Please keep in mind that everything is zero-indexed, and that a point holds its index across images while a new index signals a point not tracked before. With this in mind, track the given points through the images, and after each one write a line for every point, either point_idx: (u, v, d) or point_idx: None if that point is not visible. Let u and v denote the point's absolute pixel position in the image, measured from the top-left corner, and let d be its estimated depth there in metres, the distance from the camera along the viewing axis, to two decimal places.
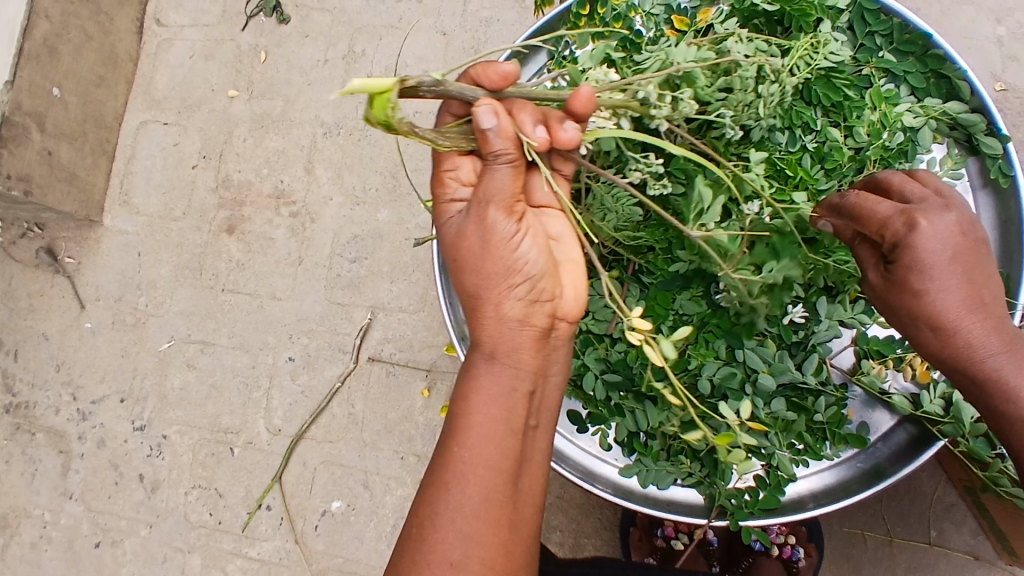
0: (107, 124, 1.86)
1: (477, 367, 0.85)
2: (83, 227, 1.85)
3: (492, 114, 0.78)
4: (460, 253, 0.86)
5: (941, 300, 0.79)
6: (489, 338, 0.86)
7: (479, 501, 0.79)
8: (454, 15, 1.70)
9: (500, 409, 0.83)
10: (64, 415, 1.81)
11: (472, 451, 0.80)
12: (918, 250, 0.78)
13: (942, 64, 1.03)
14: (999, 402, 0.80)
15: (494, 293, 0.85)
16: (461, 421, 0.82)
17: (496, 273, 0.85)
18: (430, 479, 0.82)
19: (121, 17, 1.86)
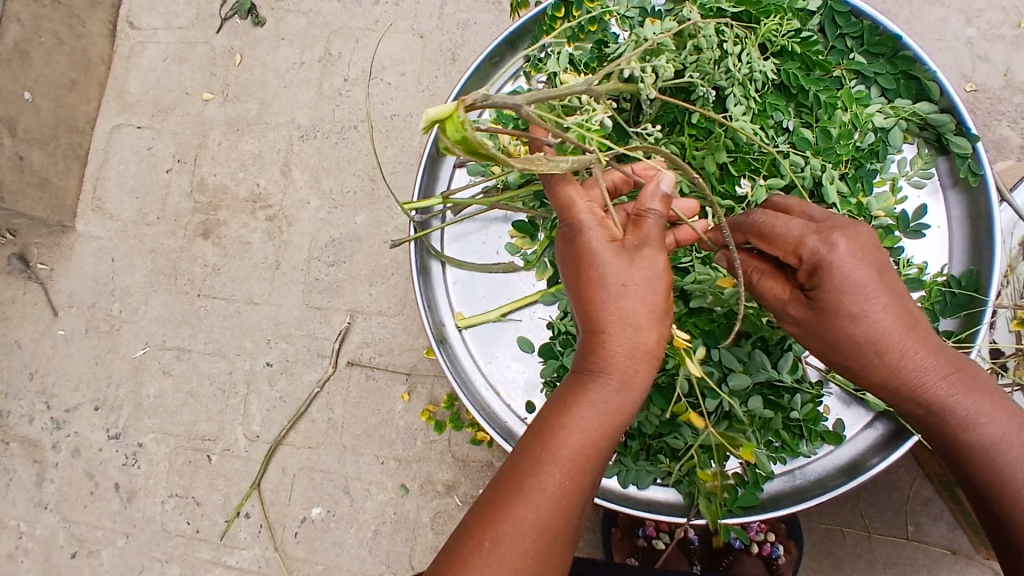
0: (80, 128, 1.83)
1: (601, 394, 0.78)
2: (56, 233, 1.82)
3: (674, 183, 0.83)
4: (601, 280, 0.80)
5: (876, 323, 0.81)
6: (622, 371, 0.79)
7: (556, 522, 0.75)
8: (431, 17, 1.70)
9: (603, 433, 0.78)
10: (38, 424, 1.78)
11: (564, 470, 0.76)
12: (844, 273, 0.80)
13: (912, 65, 1.04)
14: (954, 422, 0.82)
15: (637, 326, 0.79)
16: (566, 445, 0.77)
17: (649, 314, 0.79)
18: (508, 485, 0.77)
19: (93, 21, 1.83)
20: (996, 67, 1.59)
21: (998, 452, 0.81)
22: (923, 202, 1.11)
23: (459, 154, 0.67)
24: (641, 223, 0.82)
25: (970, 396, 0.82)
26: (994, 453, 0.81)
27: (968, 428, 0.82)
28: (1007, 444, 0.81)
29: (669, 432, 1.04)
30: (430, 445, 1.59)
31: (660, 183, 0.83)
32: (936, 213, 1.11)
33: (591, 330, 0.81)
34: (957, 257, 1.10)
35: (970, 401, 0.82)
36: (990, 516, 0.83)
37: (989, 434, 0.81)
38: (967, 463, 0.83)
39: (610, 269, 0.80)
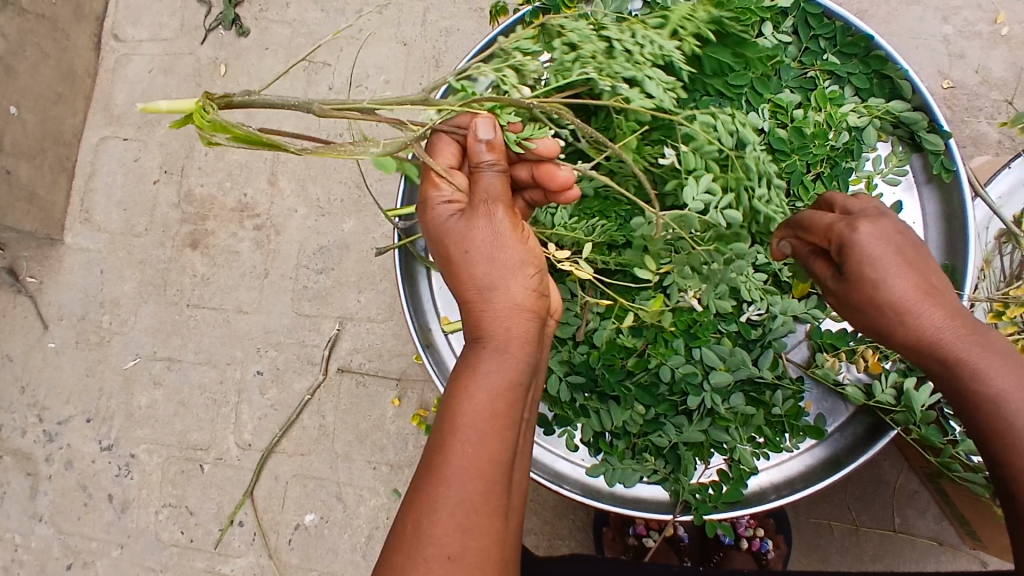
0: (66, 141, 1.83)
1: (487, 359, 0.80)
2: (45, 245, 1.82)
3: (492, 127, 0.84)
4: (464, 249, 0.86)
5: (895, 288, 0.78)
6: (497, 332, 0.82)
7: (479, 491, 0.74)
8: (414, 24, 1.72)
9: (498, 396, 0.78)
10: (30, 437, 1.78)
11: (472, 440, 0.75)
12: (866, 243, 0.79)
13: (884, 64, 1.06)
14: (970, 381, 0.77)
15: (494, 279, 0.85)
16: (468, 413, 0.76)
17: (498, 271, 0.85)
18: (428, 467, 0.76)
19: (78, 34, 1.84)
20: (972, 64, 1.61)
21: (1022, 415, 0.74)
22: (899, 198, 1.13)
23: (220, 142, 0.80)
24: (476, 179, 0.85)
25: (1001, 361, 0.76)
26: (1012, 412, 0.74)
27: (986, 387, 0.76)
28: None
29: (654, 430, 1.06)
30: (421, 449, 1.59)
31: (478, 133, 0.84)
32: (911, 210, 1.13)
33: (465, 306, 0.86)
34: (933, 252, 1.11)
35: (990, 363, 0.76)
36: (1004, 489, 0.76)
37: (997, 389, 0.75)
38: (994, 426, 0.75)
39: (460, 231, 0.86)
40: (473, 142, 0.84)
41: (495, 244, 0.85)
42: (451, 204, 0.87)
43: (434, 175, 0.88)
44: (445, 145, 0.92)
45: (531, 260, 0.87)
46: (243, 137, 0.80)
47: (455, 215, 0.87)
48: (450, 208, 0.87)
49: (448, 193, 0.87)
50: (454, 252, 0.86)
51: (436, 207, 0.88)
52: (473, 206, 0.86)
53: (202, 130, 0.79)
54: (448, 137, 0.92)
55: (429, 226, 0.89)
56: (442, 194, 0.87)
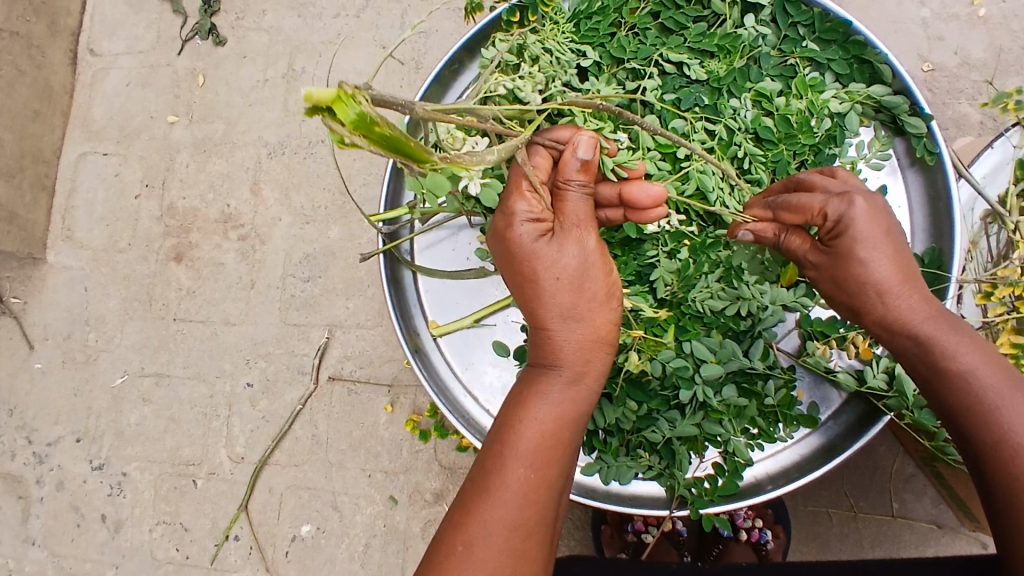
0: (45, 158, 1.81)
1: (556, 387, 0.80)
2: (26, 265, 1.80)
3: (593, 146, 0.82)
4: (550, 274, 0.81)
5: (878, 269, 0.82)
6: (575, 363, 0.81)
7: (533, 520, 0.74)
8: (393, 27, 1.71)
9: (562, 427, 0.78)
10: (21, 459, 1.76)
11: (529, 465, 0.75)
12: (858, 221, 0.83)
13: (864, 49, 1.06)
14: (941, 355, 0.79)
15: (584, 311, 0.82)
16: (528, 437, 0.77)
17: (575, 294, 0.81)
18: (478, 487, 0.75)
19: (52, 49, 1.81)
20: (952, 46, 1.61)
21: (974, 380, 0.77)
22: (883, 182, 1.12)
23: (358, 142, 0.64)
24: (565, 198, 0.83)
25: (973, 344, 0.79)
26: (968, 379, 0.77)
27: (948, 358, 0.79)
28: (986, 374, 0.77)
29: (648, 426, 1.04)
30: (416, 455, 1.58)
31: (576, 151, 0.82)
32: (896, 193, 1.13)
33: (535, 330, 0.83)
34: (919, 235, 1.11)
35: (960, 343, 0.79)
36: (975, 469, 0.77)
37: (965, 363, 0.78)
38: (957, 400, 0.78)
39: (545, 252, 0.82)
40: (569, 157, 0.82)
41: (579, 265, 0.82)
42: (534, 220, 0.82)
43: (523, 186, 0.83)
44: (540, 158, 0.87)
45: (615, 292, 0.84)
46: (380, 139, 0.65)
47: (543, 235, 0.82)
48: (527, 216, 0.81)
49: (533, 209, 0.82)
50: (529, 268, 0.82)
51: (520, 224, 0.81)
52: (560, 228, 0.83)
53: (339, 124, 0.63)
54: (542, 150, 0.88)
55: (500, 236, 0.83)
56: (524, 207, 0.81)
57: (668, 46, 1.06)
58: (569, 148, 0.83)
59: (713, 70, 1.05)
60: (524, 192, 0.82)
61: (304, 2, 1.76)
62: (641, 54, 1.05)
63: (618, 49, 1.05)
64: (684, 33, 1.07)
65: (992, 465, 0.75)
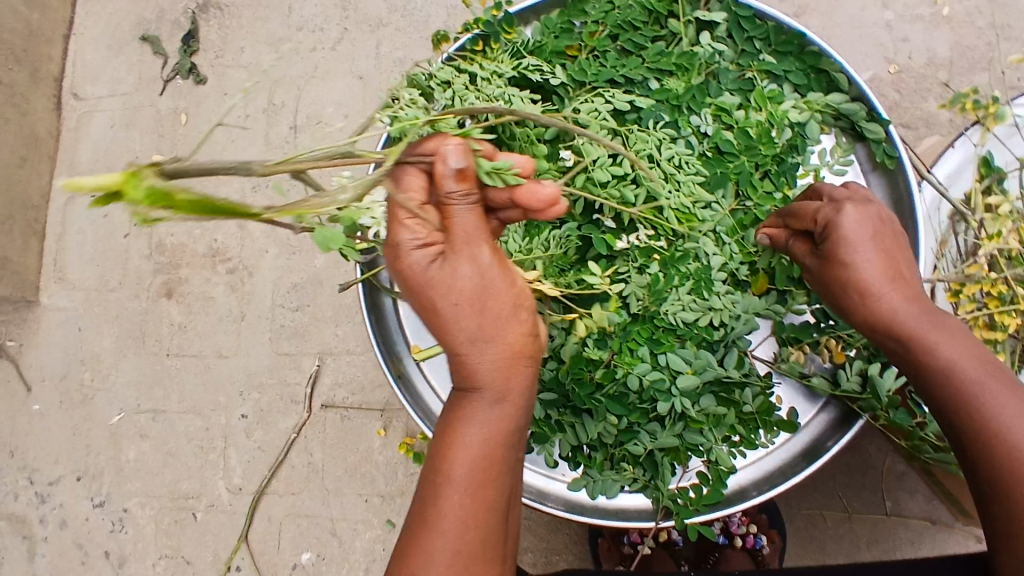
0: (34, 203, 1.85)
1: (479, 408, 0.80)
2: (21, 308, 1.83)
3: (461, 154, 0.77)
4: (450, 298, 0.79)
5: (861, 270, 0.87)
6: (495, 382, 0.80)
7: (478, 542, 0.77)
8: (369, 58, 1.75)
9: (490, 445, 0.79)
10: (22, 500, 1.77)
11: (463, 492, 0.77)
12: (845, 226, 0.89)
13: (819, 59, 1.09)
14: (921, 349, 0.83)
15: (497, 329, 0.80)
16: (459, 464, 0.78)
17: (477, 311, 0.79)
18: (420, 517, 0.78)
19: (37, 96, 1.85)
20: (917, 47, 1.64)
21: (957, 372, 0.80)
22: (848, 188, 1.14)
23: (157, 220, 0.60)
24: (449, 215, 0.78)
25: (955, 337, 0.83)
26: (950, 371, 0.81)
27: (929, 351, 0.82)
28: (966, 367, 0.80)
29: (630, 439, 1.07)
30: (411, 477, 1.60)
31: (446, 162, 0.77)
32: None
33: (450, 355, 0.82)
34: None
35: (940, 335, 0.83)
36: (963, 456, 0.80)
37: (945, 357, 0.81)
38: (943, 389, 0.81)
39: (442, 278, 0.79)
40: (442, 173, 0.77)
41: (478, 280, 0.79)
42: (424, 246, 0.79)
43: (402, 215, 0.78)
44: (413, 178, 0.79)
45: (520, 300, 0.82)
46: (189, 206, 0.59)
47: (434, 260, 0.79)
48: (418, 243, 0.79)
49: (419, 235, 0.79)
50: (428, 293, 0.80)
51: (410, 253, 0.79)
52: (450, 249, 0.79)
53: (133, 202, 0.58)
54: (413, 168, 0.80)
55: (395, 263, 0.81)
56: (410, 236, 0.78)
57: (629, 66, 1.09)
58: (439, 163, 0.77)
59: (673, 87, 1.08)
60: (405, 219, 0.79)
61: (281, 38, 1.80)
62: (602, 74, 1.08)
63: (579, 71, 1.08)
64: (643, 52, 1.10)
65: (975, 452, 0.78)
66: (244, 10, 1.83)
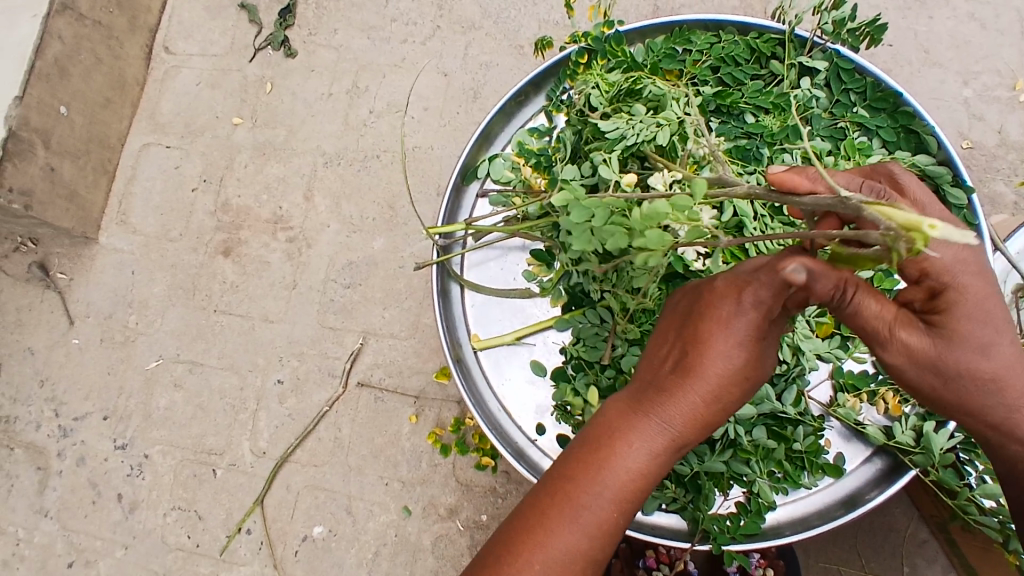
0: (110, 144, 1.90)
1: (657, 436, 0.81)
2: (78, 244, 1.87)
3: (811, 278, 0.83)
4: (727, 368, 0.81)
5: (992, 360, 0.82)
6: (689, 437, 0.82)
7: (597, 549, 0.79)
8: (456, 57, 1.80)
9: (649, 473, 0.82)
10: (45, 431, 1.80)
11: (610, 500, 0.80)
12: (960, 306, 0.81)
13: (912, 120, 1.11)
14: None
15: (725, 404, 0.83)
16: (616, 477, 0.80)
17: (738, 394, 0.82)
18: (558, 497, 0.80)
19: (131, 43, 1.91)
20: (992, 127, 1.67)
21: None
22: None
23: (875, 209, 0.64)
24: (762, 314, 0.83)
25: None
26: None
27: None
28: None
29: (676, 459, 1.07)
30: (434, 468, 1.61)
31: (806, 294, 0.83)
32: None
33: (665, 383, 0.83)
34: None
35: None
36: None
37: None
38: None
39: (725, 342, 0.81)
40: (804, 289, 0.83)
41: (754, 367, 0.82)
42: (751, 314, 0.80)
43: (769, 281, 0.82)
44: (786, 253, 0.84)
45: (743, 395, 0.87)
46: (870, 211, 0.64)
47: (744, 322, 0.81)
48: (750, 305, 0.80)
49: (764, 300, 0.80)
50: (712, 336, 0.81)
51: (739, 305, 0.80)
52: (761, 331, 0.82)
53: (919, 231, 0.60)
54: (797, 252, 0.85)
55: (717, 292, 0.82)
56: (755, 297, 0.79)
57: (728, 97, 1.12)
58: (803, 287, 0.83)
59: (768, 125, 1.12)
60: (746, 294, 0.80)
61: (374, 25, 1.86)
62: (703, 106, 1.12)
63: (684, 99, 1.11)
64: (742, 88, 1.14)
65: None
66: None
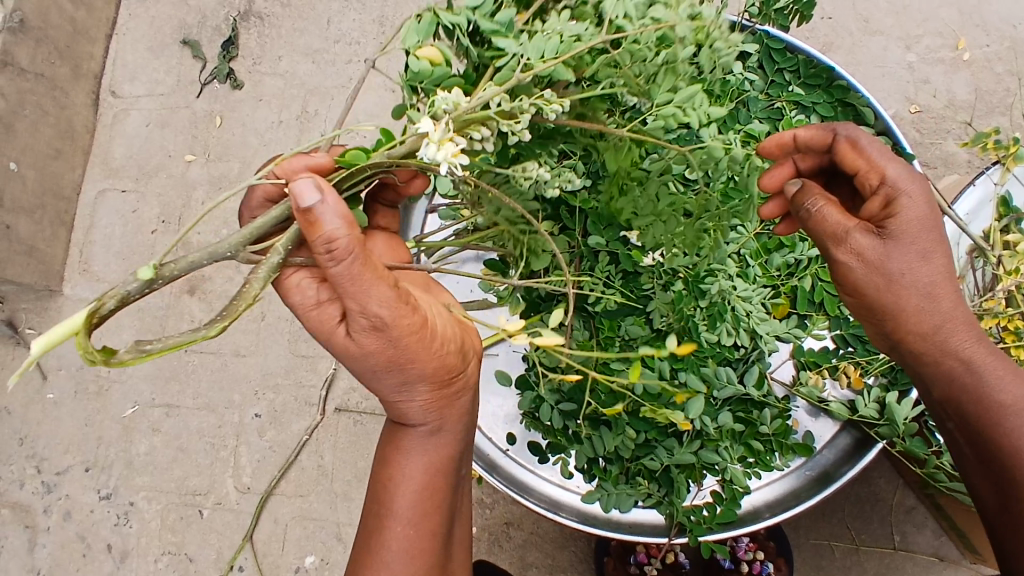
0: (65, 195, 1.88)
1: (415, 443, 0.91)
2: (43, 297, 1.85)
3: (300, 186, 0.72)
4: (373, 365, 0.82)
5: (930, 267, 0.83)
6: (427, 421, 0.89)
7: (413, 553, 0.89)
8: (402, 72, 1.80)
9: (427, 474, 0.91)
10: (29, 489, 1.78)
11: (400, 516, 0.90)
12: (911, 214, 0.82)
13: (846, 93, 1.13)
14: (980, 381, 0.86)
15: (413, 379, 0.83)
16: (401, 496, 0.90)
17: (410, 371, 0.82)
18: (375, 522, 0.91)
19: (76, 91, 1.89)
20: (939, 88, 1.68)
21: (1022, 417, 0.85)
22: None
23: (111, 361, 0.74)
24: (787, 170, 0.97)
25: (997, 361, 0.87)
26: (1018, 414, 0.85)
27: (993, 388, 0.86)
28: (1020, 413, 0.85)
29: (647, 454, 1.08)
30: None
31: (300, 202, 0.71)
32: None
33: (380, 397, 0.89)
34: None
35: (990, 363, 0.86)
36: (995, 490, 0.87)
37: (1005, 395, 0.86)
38: (996, 427, 0.86)
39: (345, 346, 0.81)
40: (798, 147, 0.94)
41: (386, 345, 0.79)
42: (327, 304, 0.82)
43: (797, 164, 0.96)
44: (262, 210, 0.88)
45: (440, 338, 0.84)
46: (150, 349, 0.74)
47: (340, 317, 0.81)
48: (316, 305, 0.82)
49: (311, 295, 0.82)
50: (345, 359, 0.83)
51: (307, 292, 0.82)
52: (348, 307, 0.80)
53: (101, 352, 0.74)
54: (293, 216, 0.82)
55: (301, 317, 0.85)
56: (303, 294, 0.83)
57: None
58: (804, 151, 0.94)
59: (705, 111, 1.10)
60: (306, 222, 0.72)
61: (318, 49, 1.86)
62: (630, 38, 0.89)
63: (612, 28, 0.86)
64: None
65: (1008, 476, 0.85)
66: (283, 21, 1.88)
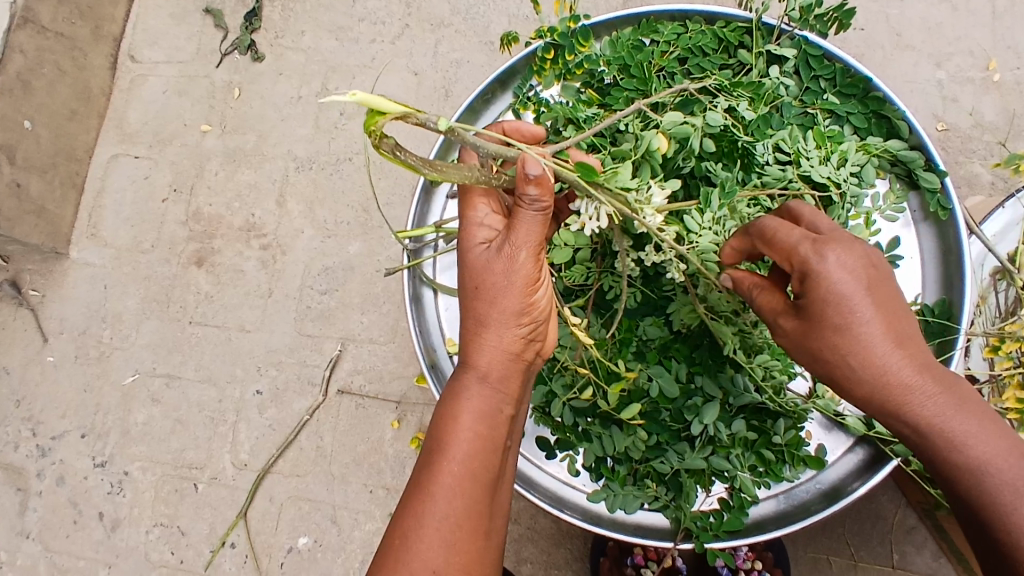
0: (78, 157, 1.86)
1: (473, 390, 0.90)
2: (49, 259, 1.83)
3: (540, 165, 0.84)
4: (476, 284, 0.92)
5: (858, 333, 0.76)
6: (481, 363, 0.91)
7: (465, 510, 0.83)
8: (426, 55, 1.77)
9: (486, 424, 0.89)
10: (23, 451, 1.76)
11: (460, 463, 0.85)
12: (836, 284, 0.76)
13: (882, 105, 1.07)
14: (940, 443, 0.74)
15: (498, 325, 0.92)
16: (456, 447, 0.86)
17: (509, 316, 0.91)
18: (419, 479, 0.85)
19: (95, 53, 1.87)
20: (967, 107, 1.66)
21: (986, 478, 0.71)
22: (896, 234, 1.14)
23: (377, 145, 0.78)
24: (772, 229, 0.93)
25: (968, 415, 0.74)
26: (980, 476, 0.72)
27: (954, 448, 0.73)
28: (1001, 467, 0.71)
29: (657, 457, 1.06)
30: None
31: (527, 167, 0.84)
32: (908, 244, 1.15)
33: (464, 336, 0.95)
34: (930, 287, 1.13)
35: (957, 418, 0.74)
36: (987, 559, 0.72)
37: (974, 455, 0.72)
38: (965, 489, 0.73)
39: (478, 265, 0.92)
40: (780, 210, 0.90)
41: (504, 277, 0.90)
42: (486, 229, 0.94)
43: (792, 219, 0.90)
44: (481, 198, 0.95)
45: (529, 309, 0.93)
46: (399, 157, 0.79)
47: (485, 246, 0.93)
48: (482, 239, 0.94)
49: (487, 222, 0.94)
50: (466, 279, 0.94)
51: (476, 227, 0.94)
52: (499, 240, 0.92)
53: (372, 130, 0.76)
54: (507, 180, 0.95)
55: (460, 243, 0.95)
56: (480, 218, 0.95)
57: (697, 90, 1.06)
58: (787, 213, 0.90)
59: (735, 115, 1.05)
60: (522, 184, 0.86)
61: (342, 27, 1.83)
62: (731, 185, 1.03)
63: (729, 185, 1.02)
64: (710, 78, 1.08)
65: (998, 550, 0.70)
66: None
